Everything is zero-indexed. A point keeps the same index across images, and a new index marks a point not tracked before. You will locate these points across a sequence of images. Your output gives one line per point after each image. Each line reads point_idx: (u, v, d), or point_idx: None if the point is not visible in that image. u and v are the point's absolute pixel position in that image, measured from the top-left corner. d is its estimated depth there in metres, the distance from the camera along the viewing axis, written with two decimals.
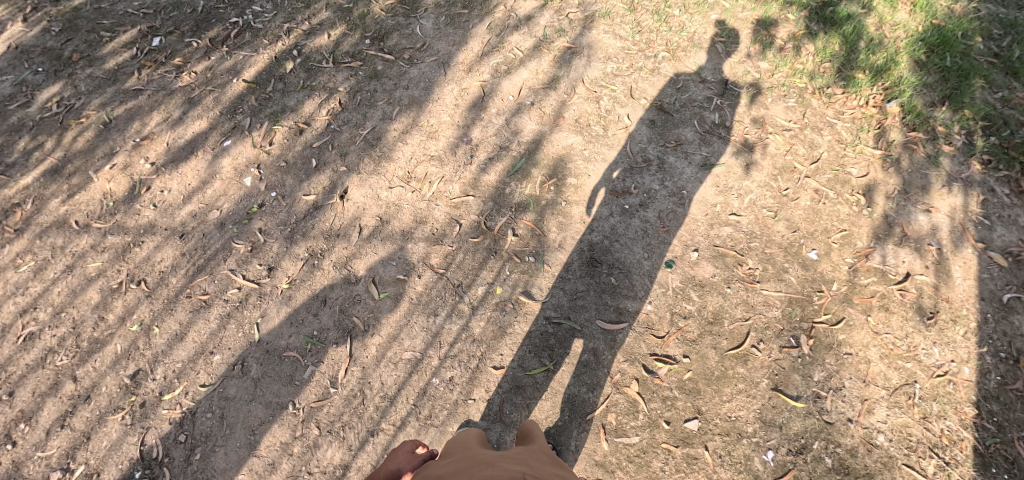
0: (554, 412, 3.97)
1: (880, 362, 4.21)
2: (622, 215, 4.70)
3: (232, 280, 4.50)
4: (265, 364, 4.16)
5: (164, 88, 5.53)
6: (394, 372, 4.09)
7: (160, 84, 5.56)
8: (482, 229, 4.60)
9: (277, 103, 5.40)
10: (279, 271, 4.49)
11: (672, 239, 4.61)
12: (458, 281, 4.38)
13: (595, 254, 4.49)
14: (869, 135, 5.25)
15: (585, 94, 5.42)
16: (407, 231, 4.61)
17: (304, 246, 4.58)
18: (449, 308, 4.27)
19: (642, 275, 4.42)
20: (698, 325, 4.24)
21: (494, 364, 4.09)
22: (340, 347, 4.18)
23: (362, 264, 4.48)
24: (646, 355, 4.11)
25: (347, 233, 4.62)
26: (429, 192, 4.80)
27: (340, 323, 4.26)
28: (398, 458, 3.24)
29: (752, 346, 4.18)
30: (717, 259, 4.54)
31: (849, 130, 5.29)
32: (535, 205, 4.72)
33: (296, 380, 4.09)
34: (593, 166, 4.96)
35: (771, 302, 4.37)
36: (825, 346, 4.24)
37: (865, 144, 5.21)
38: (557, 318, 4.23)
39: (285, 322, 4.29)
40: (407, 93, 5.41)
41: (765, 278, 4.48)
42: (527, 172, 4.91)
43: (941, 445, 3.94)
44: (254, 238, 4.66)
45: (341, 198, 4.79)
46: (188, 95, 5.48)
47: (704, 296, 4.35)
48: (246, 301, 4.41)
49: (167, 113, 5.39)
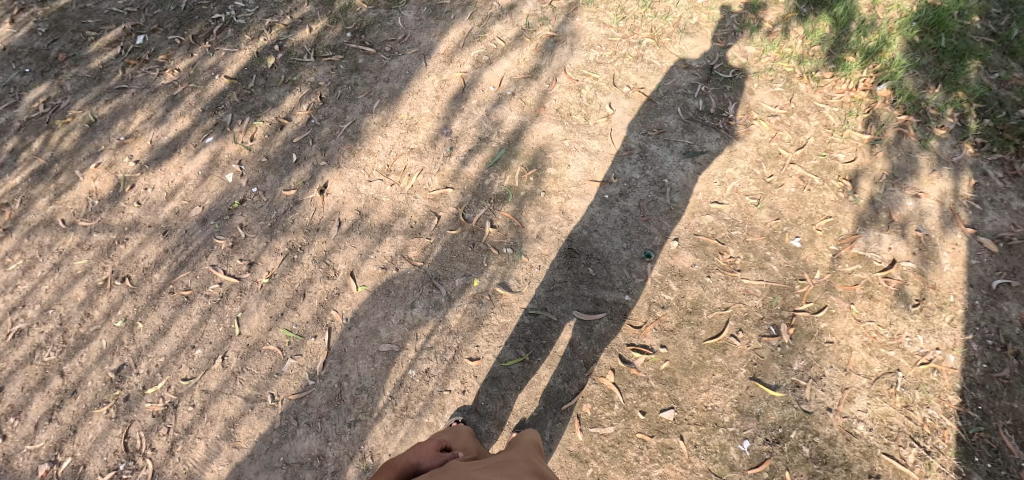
0: (529, 403, 3.96)
1: (862, 350, 4.15)
2: (603, 204, 4.65)
3: (213, 275, 4.51)
4: (245, 358, 4.14)
5: (148, 87, 5.65)
6: (371, 365, 4.06)
7: (145, 84, 5.67)
8: (461, 221, 4.59)
9: (258, 99, 5.52)
10: (259, 266, 4.49)
11: (651, 228, 4.55)
12: (435, 274, 4.35)
13: (573, 245, 4.45)
14: (858, 120, 5.18)
15: (567, 83, 5.39)
16: (386, 224, 4.61)
17: (283, 241, 4.59)
18: (426, 300, 4.25)
19: (621, 265, 4.37)
20: (676, 315, 4.18)
21: (470, 355, 4.08)
22: (318, 340, 4.16)
23: (341, 258, 4.46)
24: (623, 345, 4.07)
25: (326, 227, 4.63)
26: (408, 185, 4.80)
27: (319, 316, 4.24)
28: (422, 451, 3.02)
29: (730, 335, 4.12)
30: (698, 247, 4.47)
31: (837, 114, 5.23)
32: (514, 196, 4.70)
33: (274, 373, 4.07)
34: (574, 156, 4.92)
35: (752, 291, 4.31)
36: (805, 334, 4.18)
37: (853, 128, 5.15)
38: (535, 309, 4.21)
39: (264, 316, 4.27)
40: (388, 86, 5.45)
41: (747, 266, 4.42)
42: (507, 163, 4.89)
43: (923, 433, 3.89)
44: (235, 234, 4.69)
45: (321, 192, 4.82)
46: (171, 93, 5.61)
47: (683, 286, 4.29)
48: (227, 296, 4.39)
49: (151, 112, 5.50)
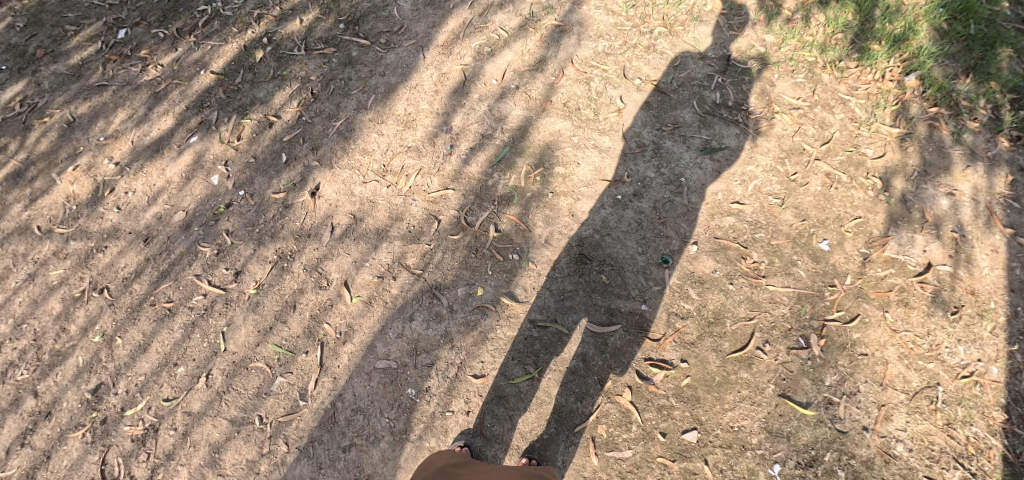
0: (539, 425, 3.63)
1: (899, 362, 3.83)
2: (615, 206, 4.32)
3: (198, 286, 4.19)
4: (231, 377, 3.79)
5: (130, 83, 5.33)
6: (367, 383, 3.71)
7: (126, 80, 5.35)
8: (462, 225, 4.25)
9: (246, 95, 5.21)
10: (246, 276, 4.16)
11: (668, 231, 4.21)
12: (436, 283, 4.01)
13: (584, 250, 4.10)
14: (886, 112, 4.85)
15: (574, 76, 5.05)
16: (382, 228, 4.28)
17: (272, 248, 4.27)
18: (426, 311, 3.90)
19: (637, 271, 4.02)
20: (697, 326, 3.82)
21: (475, 372, 3.75)
22: (309, 357, 3.80)
23: (334, 266, 4.12)
24: (641, 360, 3.73)
25: (318, 233, 4.30)
26: (406, 186, 4.48)
27: (310, 330, 3.88)
28: None
29: (757, 348, 3.77)
30: (719, 251, 4.13)
31: (863, 107, 4.91)
32: (520, 197, 4.36)
33: (262, 394, 3.72)
34: (584, 153, 4.60)
35: (778, 299, 3.98)
36: (837, 346, 3.86)
37: (881, 122, 4.82)
38: (543, 322, 3.86)
39: (251, 330, 3.92)
40: (383, 80, 5.13)
41: (772, 272, 4.10)
42: (512, 162, 4.56)
43: (966, 454, 3.58)
44: (221, 241, 4.37)
45: (312, 195, 4.50)
46: (154, 90, 5.29)
47: (704, 294, 3.94)
48: (212, 308, 4.07)
49: (132, 110, 5.19)
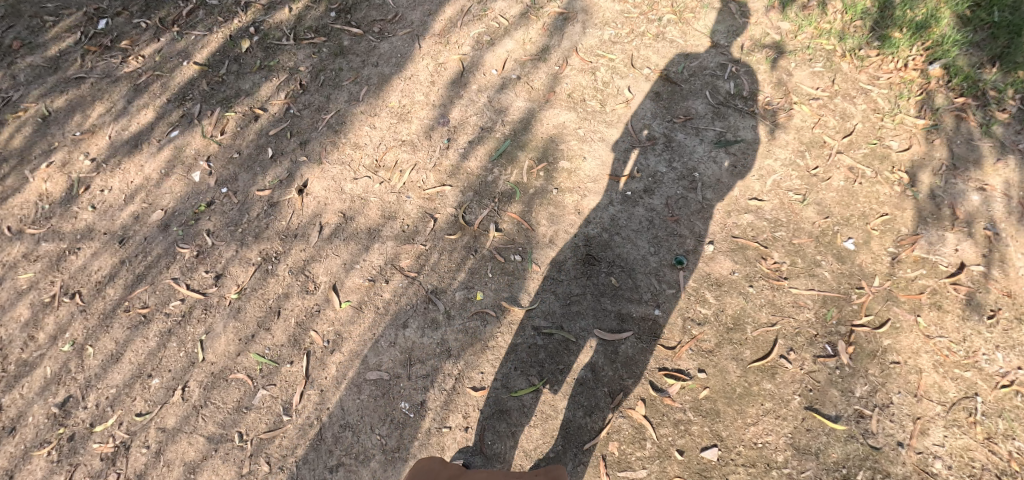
0: (545, 442, 3.31)
1: (934, 371, 3.53)
2: (625, 203, 4.02)
3: (175, 290, 3.89)
4: (209, 389, 3.48)
5: (109, 75, 5.03)
6: (357, 397, 3.39)
7: (105, 72, 5.05)
8: (460, 224, 3.94)
9: (231, 87, 4.91)
10: (228, 279, 3.86)
11: (682, 229, 3.91)
12: (432, 286, 3.71)
13: (592, 250, 3.80)
14: (910, 103, 4.56)
15: (579, 65, 4.75)
16: (374, 227, 3.97)
17: (256, 249, 3.96)
18: (421, 318, 3.60)
19: (649, 273, 3.72)
20: (715, 333, 3.52)
21: (474, 384, 3.43)
22: (294, 367, 3.49)
23: (322, 269, 3.82)
24: (655, 370, 3.42)
25: (305, 233, 4.00)
26: (400, 183, 4.18)
27: (295, 338, 3.58)
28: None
29: (780, 356, 3.47)
30: (737, 251, 3.83)
31: (886, 97, 4.61)
32: (522, 194, 4.06)
33: (243, 408, 3.41)
34: (590, 147, 4.30)
35: (801, 303, 3.68)
36: (867, 354, 3.56)
37: (905, 113, 4.53)
38: (549, 329, 3.56)
39: (231, 339, 3.61)
40: (376, 71, 4.83)
41: (794, 274, 3.79)
42: (514, 156, 4.26)
43: (1010, 472, 3.27)
44: (201, 242, 4.07)
45: (300, 192, 4.20)
46: (134, 82, 4.99)
47: (722, 298, 3.64)
48: (190, 314, 3.76)
49: (111, 103, 4.89)
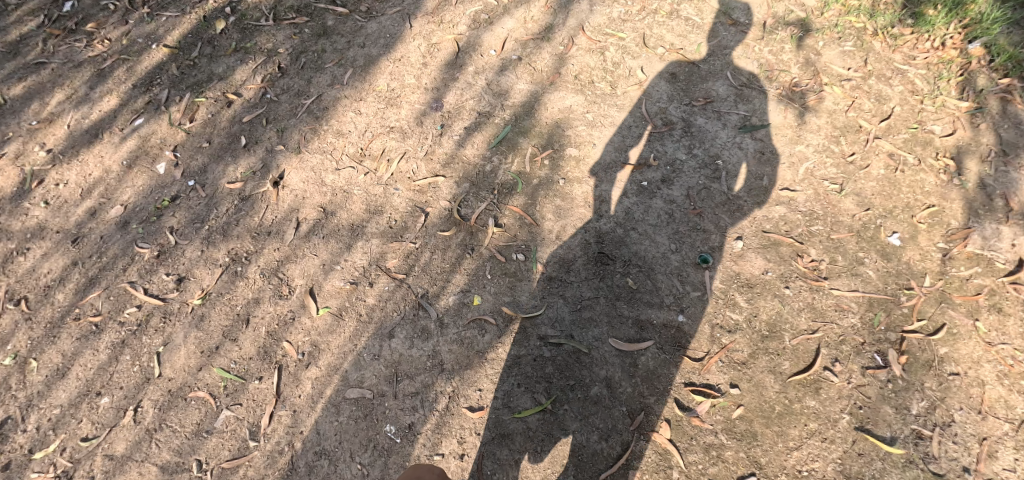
0: (553, 472, 2.83)
1: (999, 384, 3.05)
2: (640, 194, 3.56)
3: (131, 296, 3.42)
4: (165, 410, 3.01)
5: (71, 60, 4.57)
6: (335, 419, 2.93)
7: (67, 57, 4.59)
8: (455, 219, 3.48)
9: (203, 70, 4.44)
10: (191, 283, 3.40)
11: (706, 224, 3.46)
12: (423, 290, 3.24)
13: (605, 247, 3.34)
14: (951, 84, 4.11)
15: (586, 45, 4.30)
16: (358, 223, 3.50)
17: (223, 249, 3.49)
18: (409, 326, 3.13)
19: (670, 273, 3.26)
20: (748, 342, 3.06)
21: (470, 403, 2.97)
22: (263, 384, 3.03)
23: (298, 270, 3.35)
24: (680, 385, 2.96)
25: (280, 230, 3.52)
26: (387, 174, 3.71)
27: (265, 350, 3.12)
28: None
29: (824, 368, 3.01)
30: (769, 248, 3.38)
31: (924, 78, 4.16)
32: (525, 185, 3.61)
33: (203, 432, 2.95)
34: (600, 132, 3.85)
35: (845, 306, 3.22)
36: (922, 364, 3.09)
37: (946, 95, 4.08)
38: (557, 338, 3.09)
39: (192, 352, 3.15)
40: (362, 52, 4.37)
41: (835, 273, 3.34)
42: (515, 143, 3.81)
43: None
44: (164, 241, 3.59)
45: (275, 185, 3.72)
46: (98, 67, 4.53)
47: (755, 301, 3.18)
48: (146, 323, 3.30)
49: (72, 90, 4.43)
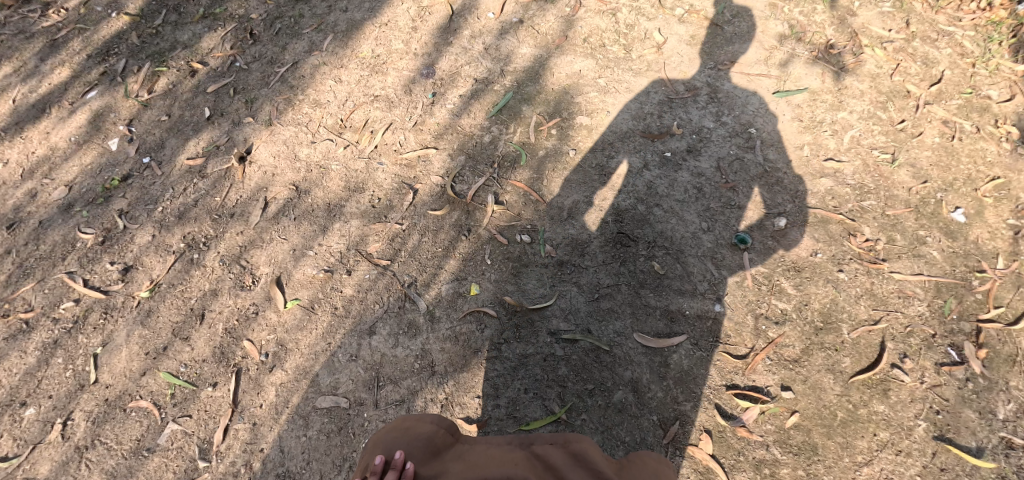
0: None
1: None
2: (664, 166, 3.06)
3: (69, 289, 2.83)
4: (100, 424, 2.50)
5: (22, 31, 4.00)
6: (303, 433, 2.42)
7: (19, 29, 4.01)
8: (449, 196, 2.97)
9: (166, 39, 3.88)
10: (139, 273, 2.85)
11: (741, 199, 2.96)
12: (410, 278, 2.74)
13: (624, 227, 2.84)
14: (1003, 47, 3.62)
15: (596, 6, 3.79)
16: (335, 202, 2.99)
17: (178, 233, 2.95)
18: (394, 321, 2.63)
19: (702, 256, 2.76)
20: (799, 335, 2.57)
21: (467, 413, 2.46)
22: (217, 392, 2.53)
23: (264, 257, 2.84)
24: (722, 389, 2.47)
25: (245, 211, 3.00)
26: (369, 147, 3.19)
27: (222, 352, 2.61)
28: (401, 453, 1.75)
29: (891, 366, 2.52)
30: (817, 227, 2.88)
31: (973, 40, 3.67)
32: (529, 157, 3.10)
33: (143, 451, 2.43)
34: (614, 99, 3.34)
35: (909, 293, 2.73)
36: (1005, 359, 2.57)
37: (999, 58, 3.59)
38: (571, 333, 2.58)
39: (135, 353, 2.64)
40: (345, 17, 3.83)
41: (894, 254, 2.84)
42: (517, 111, 3.30)
43: None
44: (111, 224, 3.01)
45: (241, 160, 3.18)
46: (52, 38, 3.95)
47: (805, 287, 2.69)
48: (84, 321, 2.74)
49: (21, 63, 3.84)
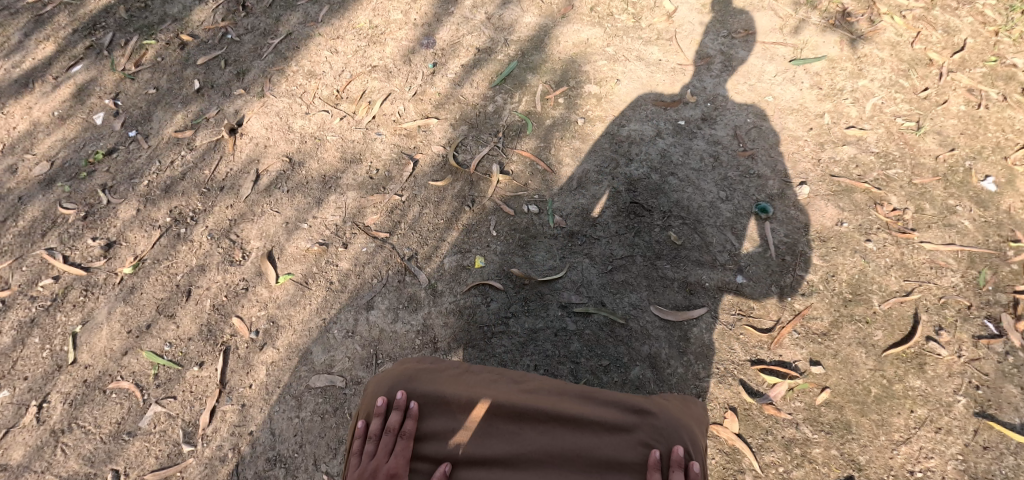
0: None
1: None
2: (678, 134, 2.87)
3: (49, 266, 2.66)
4: (79, 407, 2.33)
5: (4, 6, 3.71)
6: (294, 415, 2.25)
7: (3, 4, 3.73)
8: (451, 166, 2.81)
9: (155, 13, 3.59)
10: (123, 248, 2.68)
11: (761, 168, 2.78)
12: (411, 251, 2.57)
13: (638, 197, 2.68)
14: None
15: None
16: (331, 174, 2.82)
17: (164, 207, 2.78)
18: (393, 295, 2.46)
19: (722, 226, 2.61)
20: (827, 307, 2.42)
21: None
22: (203, 372, 2.36)
23: (254, 231, 2.67)
24: (747, 364, 2.31)
25: (235, 184, 2.83)
26: (367, 117, 3.02)
27: (209, 330, 2.44)
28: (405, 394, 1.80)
29: (926, 339, 2.35)
30: (841, 195, 2.68)
31: (996, 5, 3.20)
32: (536, 126, 2.94)
33: (123, 435, 2.27)
34: (624, 67, 3.12)
35: (941, 263, 2.52)
36: None
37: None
38: (584, 306, 2.43)
39: (117, 331, 2.47)
40: None
41: (924, 224, 2.61)
42: (522, 80, 3.11)
43: None
44: (93, 199, 2.84)
45: (232, 132, 3.01)
46: (37, 13, 3.66)
47: (831, 257, 2.52)
48: (63, 298, 2.56)
49: (3, 38, 3.56)
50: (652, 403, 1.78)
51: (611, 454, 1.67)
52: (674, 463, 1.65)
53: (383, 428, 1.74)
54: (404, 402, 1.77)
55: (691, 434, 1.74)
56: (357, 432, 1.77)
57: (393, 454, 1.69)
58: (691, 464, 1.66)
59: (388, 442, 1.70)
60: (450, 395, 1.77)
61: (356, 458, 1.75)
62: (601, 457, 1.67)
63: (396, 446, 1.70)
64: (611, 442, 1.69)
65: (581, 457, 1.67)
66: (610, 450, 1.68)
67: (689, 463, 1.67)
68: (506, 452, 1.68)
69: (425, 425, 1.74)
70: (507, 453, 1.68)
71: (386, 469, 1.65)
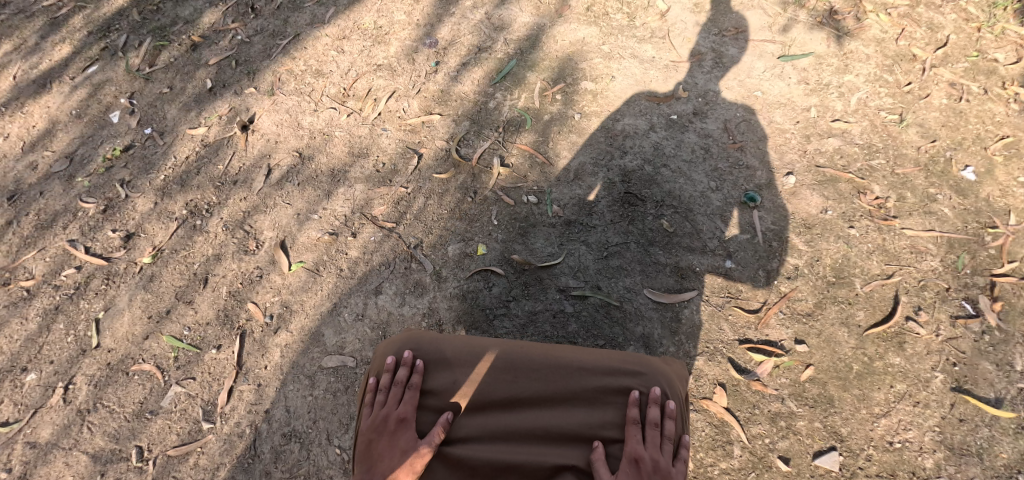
0: None
1: None
2: (670, 128, 3.00)
3: (71, 256, 2.79)
4: (103, 388, 2.46)
5: (21, 10, 3.85)
6: (309, 394, 2.40)
7: (19, 8, 3.86)
8: (454, 160, 2.94)
9: (167, 14, 3.73)
10: (141, 239, 2.81)
11: (750, 159, 2.91)
12: (416, 240, 2.71)
13: (632, 187, 2.81)
14: (1010, 11, 3.25)
15: None
16: (339, 168, 2.95)
17: (180, 201, 2.91)
18: (400, 281, 2.61)
19: (712, 215, 2.74)
20: (812, 289, 2.55)
21: None
22: (222, 354, 2.51)
23: (267, 222, 2.81)
24: (735, 344, 2.46)
25: (248, 178, 2.96)
26: (374, 114, 3.15)
27: (226, 315, 2.58)
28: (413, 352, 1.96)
29: (906, 319, 2.48)
30: (826, 185, 2.81)
31: (976, 2, 3.32)
32: (534, 121, 3.07)
33: (146, 414, 2.41)
34: (619, 64, 3.25)
35: (921, 248, 2.64)
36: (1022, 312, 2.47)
37: (1006, 22, 3.22)
38: (581, 290, 2.57)
39: (138, 317, 2.60)
40: None
41: (905, 211, 2.73)
42: (521, 77, 3.24)
43: None
44: (112, 193, 2.97)
45: (244, 129, 3.15)
46: (52, 16, 3.79)
47: (816, 243, 2.66)
48: (86, 286, 2.70)
49: (21, 41, 3.69)
50: (635, 355, 1.96)
51: (596, 397, 1.85)
52: (651, 401, 1.83)
53: (392, 381, 1.91)
54: (411, 359, 1.93)
55: (670, 379, 1.91)
56: (369, 386, 1.94)
57: (403, 403, 1.85)
58: (667, 402, 1.84)
59: (398, 393, 1.87)
60: (451, 352, 1.94)
61: (370, 407, 1.92)
62: (588, 400, 1.84)
63: (405, 396, 1.86)
64: (597, 388, 1.86)
65: (571, 401, 1.84)
66: (596, 394, 1.85)
67: (665, 402, 1.85)
68: (503, 399, 1.85)
69: (432, 380, 1.89)
70: (505, 400, 1.85)
71: (397, 415, 1.83)
